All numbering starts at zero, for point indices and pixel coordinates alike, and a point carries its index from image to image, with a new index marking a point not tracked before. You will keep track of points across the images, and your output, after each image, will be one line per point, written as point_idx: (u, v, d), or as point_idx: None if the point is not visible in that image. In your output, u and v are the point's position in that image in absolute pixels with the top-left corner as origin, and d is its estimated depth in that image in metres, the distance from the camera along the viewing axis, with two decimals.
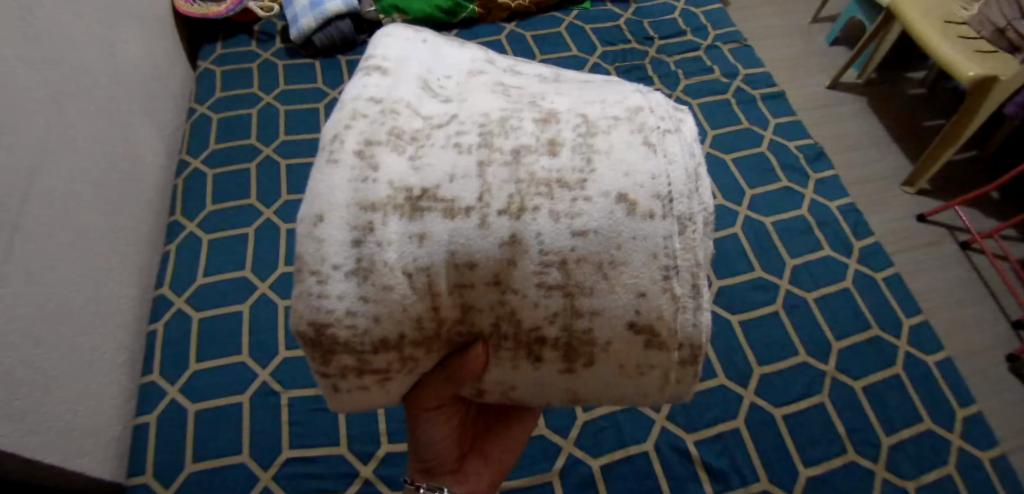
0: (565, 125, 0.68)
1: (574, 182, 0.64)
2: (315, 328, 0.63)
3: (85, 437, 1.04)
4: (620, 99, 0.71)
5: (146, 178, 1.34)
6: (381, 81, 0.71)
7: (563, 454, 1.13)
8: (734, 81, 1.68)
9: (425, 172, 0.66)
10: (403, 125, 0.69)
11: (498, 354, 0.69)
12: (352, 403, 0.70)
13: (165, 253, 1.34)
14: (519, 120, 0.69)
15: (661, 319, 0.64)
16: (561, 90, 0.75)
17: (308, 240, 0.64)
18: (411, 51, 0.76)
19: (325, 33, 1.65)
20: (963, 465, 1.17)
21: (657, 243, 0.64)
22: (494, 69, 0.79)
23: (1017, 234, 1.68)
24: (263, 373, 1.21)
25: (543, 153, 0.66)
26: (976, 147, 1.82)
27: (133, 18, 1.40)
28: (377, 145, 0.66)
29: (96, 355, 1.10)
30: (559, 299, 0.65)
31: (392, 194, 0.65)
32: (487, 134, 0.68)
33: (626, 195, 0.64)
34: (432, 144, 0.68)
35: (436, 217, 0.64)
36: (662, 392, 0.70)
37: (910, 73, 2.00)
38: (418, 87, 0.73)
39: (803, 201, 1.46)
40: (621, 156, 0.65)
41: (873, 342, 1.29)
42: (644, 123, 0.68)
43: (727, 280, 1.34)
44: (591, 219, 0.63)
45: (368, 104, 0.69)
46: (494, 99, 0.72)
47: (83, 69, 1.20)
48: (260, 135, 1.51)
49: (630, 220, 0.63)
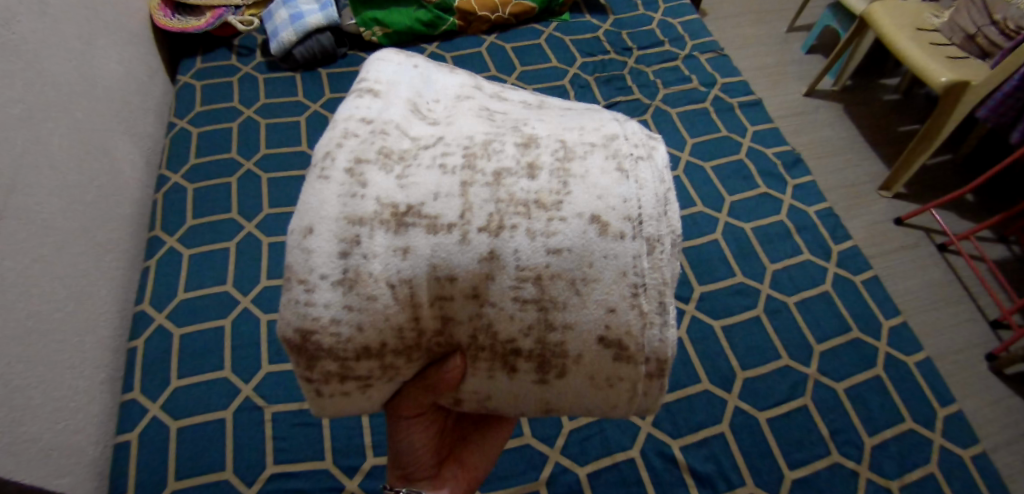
0: (544, 150, 0.68)
1: (551, 204, 0.65)
2: (300, 334, 0.64)
3: (63, 457, 1.03)
4: (598, 126, 0.71)
5: (124, 193, 1.33)
6: (372, 104, 0.71)
7: (549, 463, 1.13)
8: (712, 90, 1.70)
9: (411, 190, 0.66)
10: (392, 145, 0.69)
11: (475, 365, 0.69)
12: (333, 409, 0.69)
13: (144, 268, 1.32)
14: (502, 143, 0.69)
15: (630, 334, 0.65)
16: (543, 117, 0.75)
17: (297, 250, 0.64)
18: (403, 76, 0.76)
19: (305, 46, 1.65)
20: (944, 463, 1.19)
21: (626, 262, 0.65)
22: (481, 95, 0.79)
23: (993, 234, 1.72)
24: (246, 389, 1.19)
25: (522, 176, 0.67)
26: (951, 151, 1.86)
27: (110, 33, 1.40)
28: (366, 164, 0.67)
29: (75, 373, 1.09)
30: (534, 312, 0.66)
31: (379, 209, 0.65)
32: (470, 155, 0.68)
33: (599, 216, 0.65)
34: (418, 163, 0.68)
35: (419, 232, 0.65)
36: (630, 405, 0.70)
37: (883, 80, 2.05)
38: (407, 109, 0.73)
39: (781, 206, 1.48)
40: (595, 181, 0.66)
41: (853, 344, 1.31)
42: (619, 150, 0.69)
43: (709, 286, 1.35)
44: (565, 238, 0.64)
45: (359, 124, 0.69)
46: (478, 123, 0.73)
47: (62, 85, 1.20)
48: (240, 149, 1.51)
49: (602, 240, 0.64)
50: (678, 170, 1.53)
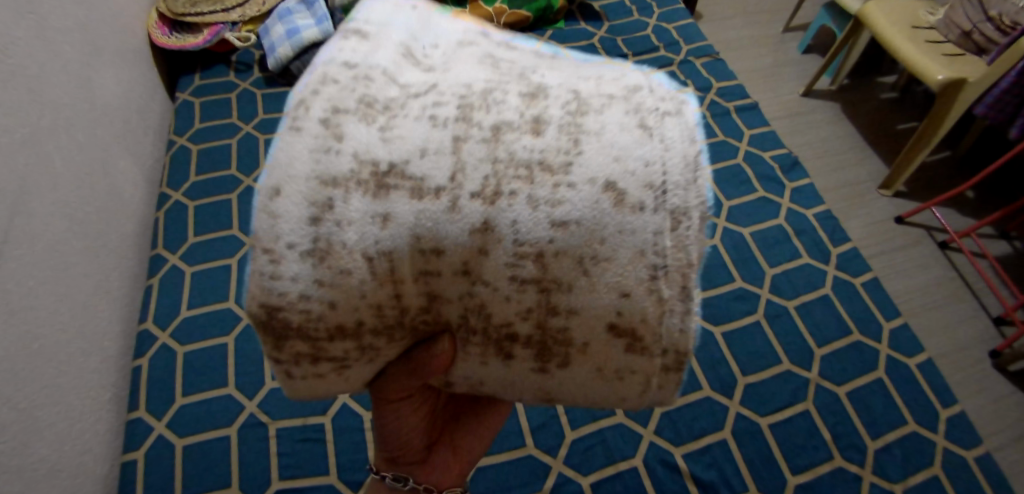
0: (555, 100, 0.61)
1: (557, 165, 0.58)
2: (265, 311, 0.58)
3: (71, 478, 1.04)
4: (620, 75, 0.63)
5: (127, 212, 1.35)
6: (355, 50, 0.64)
7: (552, 473, 1.13)
8: (708, 95, 1.70)
9: (394, 146, 0.59)
10: (376, 92, 0.61)
11: (466, 349, 0.65)
12: (310, 392, 0.65)
13: (148, 286, 1.34)
14: (505, 92, 0.61)
15: (645, 323, 0.59)
16: (559, 65, 0.67)
17: (263, 214, 0.58)
18: (397, 17, 0.69)
19: (303, 61, 1.66)
20: (948, 464, 1.19)
21: (647, 238, 0.58)
22: (489, 38, 0.71)
23: (994, 230, 1.72)
24: (250, 405, 1.20)
25: (525, 131, 0.59)
26: (949, 148, 1.87)
27: (109, 54, 1.41)
28: (343, 114, 0.60)
29: (81, 394, 1.10)
30: (533, 294, 0.60)
31: (356, 169, 0.58)
32: (465, 106, 0.61)
33: (615, 181, 0.57)
34: (405, 114, 0.60)
35: (401, 198, 0.58)
36: (644, 402, 0.64)
37: (881, 78, 2.06)
38: (399, 54, 0.66)
39: (780, 209, 1.49)
40: (613, 136, 0.59)
41: (854, 347, 1.31)
42: (641, 103, 0.60)
43: (709, 291, 1.36)
44: (573, 207, 0.57)
45: (340, 69, 0.62)
46: (481, 70, 0.65)
47: (62, 107, 1.22)
48: (240, 165, 1.52)
49: (618, 210, 0.57)
50: None
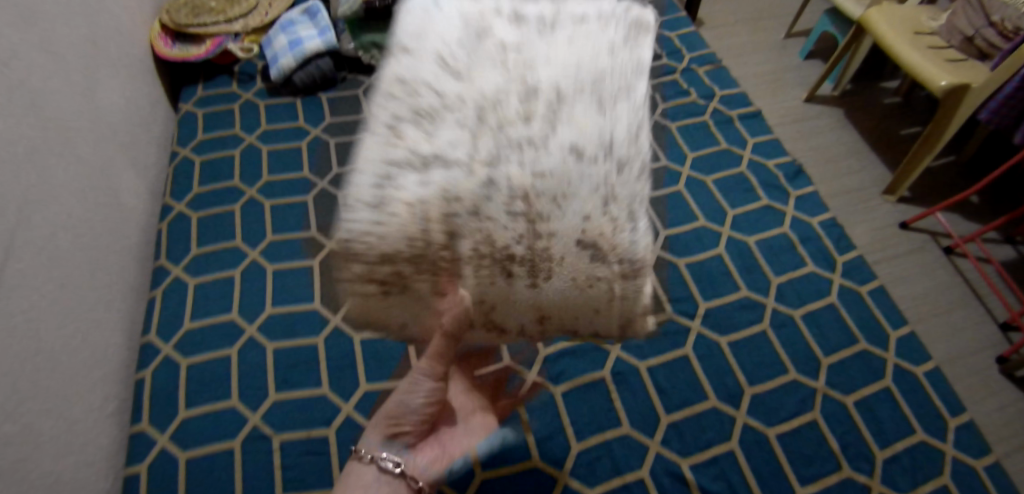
0: (542, 97, 0.77)
1: (540, 141, 0.76)
2: (340, 245, 0.78)
3: (74, 492, 1.03)
4: (597, 57, 0.80)
5: (130, 224, 1.35)
6: (404, 61, 0.78)
7: (558, 486, 1.12)
8: (711, 103, 1.70)
9: (436, 144, 0.75)
10: (425, 101, 0.77)
11: (475, 273, 0.77)
12: (365, 309, 0.83)
13: (151, 299, 1.33)
14: (509, 92, 0.77)
15: (603, 235, 0.78)
16: (555, 48, 0.79)
17: (349, 189, 0.78)
18: (434, 19, 0.80)
19: (305, 71, 1.67)
20: (957, 474, 1.17)
21: (602, 179, 0.77)
22: (505, 19, 0.81)
23: (999, 235, 1.71)
24: (253, 418, 1.19)
25: (519, 124, 0.76)
26: (953, 153, 1.86)
27: (112, 66, 1.42)
28: (404, 121, 0.76)
29: (84, 407, 1.09)
30: (522, 223, 0.76)
31: (409, 157, 0.76)
32: (485, 110, 0.76)
33: (576, 147, 0.76)
34: (445, 118, 0.76)
35: (440, 174, 0.75)
36: (611, 307, 0.82)
37: (883, 83, 2.05)
38: (439, 62, 0.78)
39: (784, 217, 1.48)
40: (578, 113, 0.77)
41: (861, 356, 1.30)
42: (605, 84, 0.79)
43: (715, 300, 1.35)
44: (549, 165, 0.75)
45: (399, 86, 0.77)
46: (497, 70, 0.77)
47: (65, 119, 1.22)
48: (243, 177, 1.52)
49: (579, 166, 0.76)
50: (679, 184, 1.53)
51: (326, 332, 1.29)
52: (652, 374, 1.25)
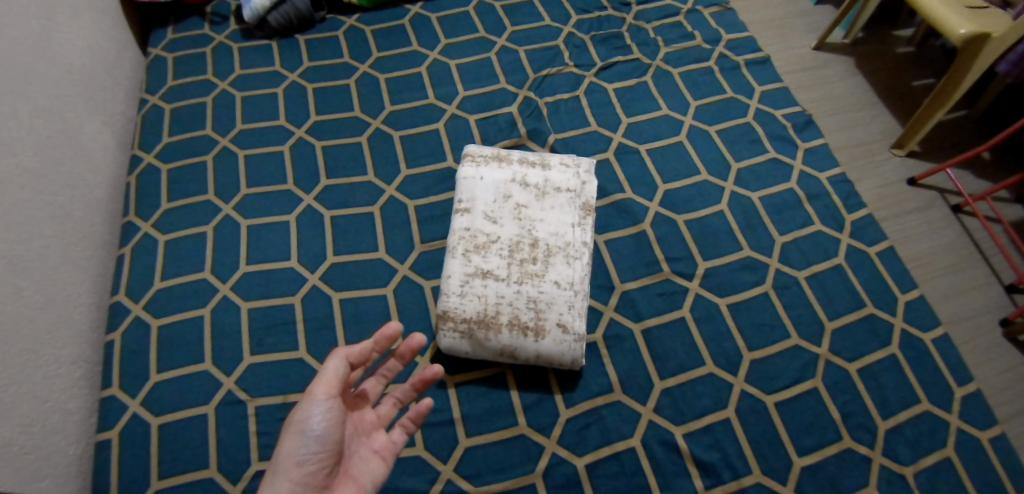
0: (542, 252, 1.14)
1: (537, 301, 1.09)
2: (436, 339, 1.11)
3: (41, 461, 0.98)
4: (570, 245, 1.15)
5: (97, 178, 1.26)
6: (464, 219, 1.16)
7: (546, 454, 1.08)
8: (717, 48, 1.60)
9: (489, 284, 1.10)
10: (479, 249, 1.13)
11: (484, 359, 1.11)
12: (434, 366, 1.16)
13: (120, 257, 1.26)
14: (523, 251, 1.13)
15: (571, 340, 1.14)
16: (547, 211, 1.18)
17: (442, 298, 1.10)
18: (478, 188, 1.19)
19: (280, 11, 1.54)
20: (961, 446, 1.13)
21: (572, 317, 1.09)
22: (519, 199, 1.18)
23: (1010, 195, 1.63)
24: (228, 382, 1.14)
25: (530, 276, 1.11)
26: (966, 107, 1.77)
27: (72, 6, 1.30)
28: (468, 269, 1.11)
29: (49, 372, 1.04)
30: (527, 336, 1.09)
31: (472, 291, 1.10)
32: (512, 255, 1.13)
33: (564, 304, 1.10)
34: (490, 266, 1.12)
35: (490, 298, 1.09)
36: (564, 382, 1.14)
37: (897, 31, 1.93)
38: (485, 219, 1.16)
39: (792, 173, 1.40)
40: (561, 286, 1.11)
41: (866, 321, 1.24)
42: (570, 254, 1.14)
43: (715, 261, 1.28)
44: (547, 312, 1.09)
45: (467, 232, 1.15)
46: (516, 231, 1.15)
47: (18, 64, 1.11)
48: (216, 125, 1.42)
49: (567, 312, 1.09)
50: (681, 134, 1.44)
51: (304, 291, 1.23)
52: (648, 338, 1.19)
